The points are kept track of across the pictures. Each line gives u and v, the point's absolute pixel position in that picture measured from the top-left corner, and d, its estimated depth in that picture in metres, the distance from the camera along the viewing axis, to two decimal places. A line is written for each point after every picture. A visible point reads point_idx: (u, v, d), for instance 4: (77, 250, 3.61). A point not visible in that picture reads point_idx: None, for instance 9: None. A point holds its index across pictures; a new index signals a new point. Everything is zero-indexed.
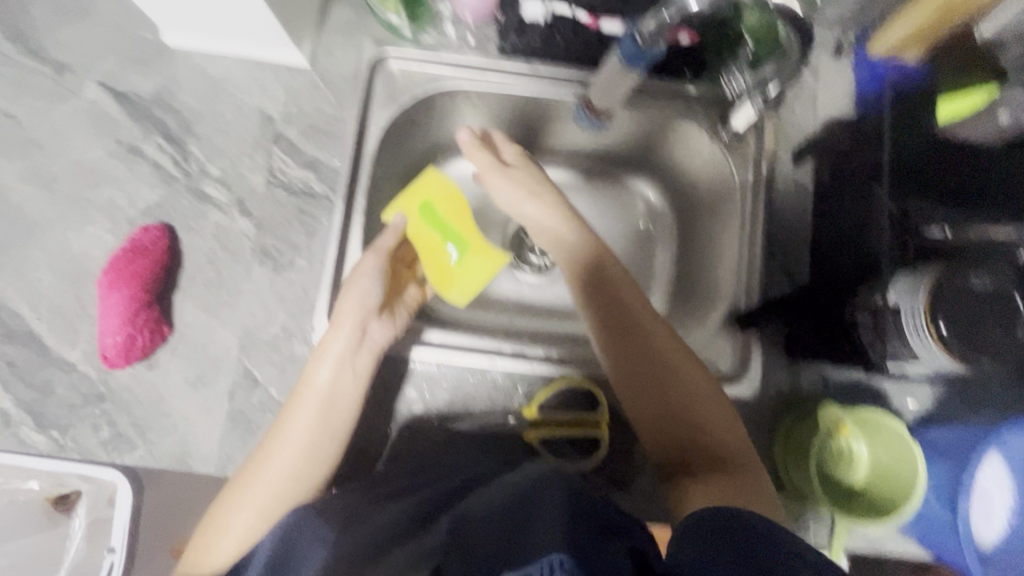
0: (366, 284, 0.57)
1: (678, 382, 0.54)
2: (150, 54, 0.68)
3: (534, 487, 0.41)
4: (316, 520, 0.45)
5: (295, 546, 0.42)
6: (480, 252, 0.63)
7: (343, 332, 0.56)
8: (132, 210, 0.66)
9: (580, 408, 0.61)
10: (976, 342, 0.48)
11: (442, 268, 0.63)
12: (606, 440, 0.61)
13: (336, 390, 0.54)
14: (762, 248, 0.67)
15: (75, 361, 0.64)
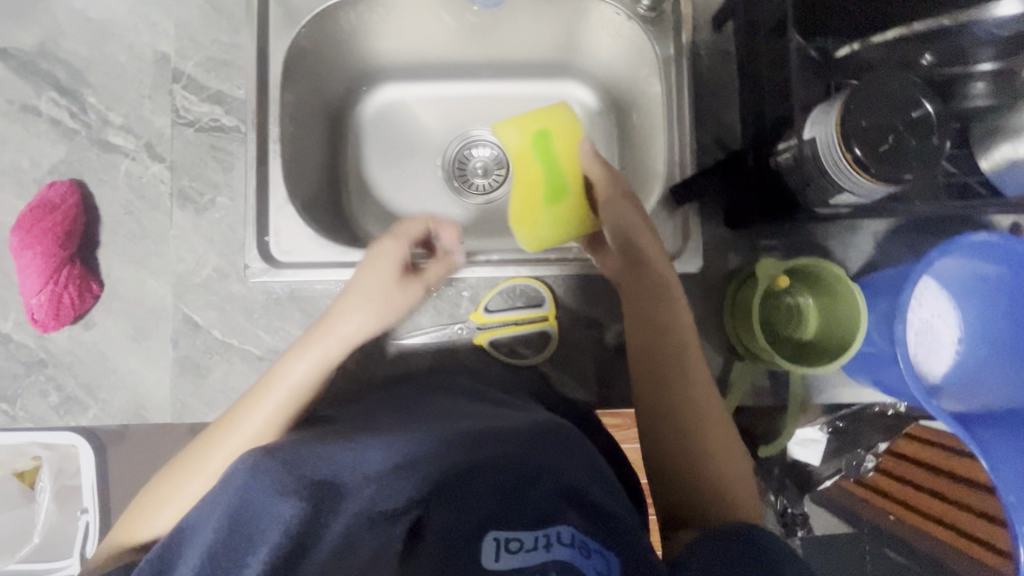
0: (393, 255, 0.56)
1: (701, 397, 0.55)
2: (24, 5, 0.64)
3: (544, 468, 0.46)
4: (275, 459, 0.33)
5: (252, 501, 0.30)
6: (573, 208, 0.64)
7: (363, 297, 0.53)
8: (37, 171, 0.63)
9: (522, 306, 0.66)
10: (892, 162, 0.46)
11: (533, 203, 0.64)
12: (553, 331, 0.65)
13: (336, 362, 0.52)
14: (689, 119, 0.66)
15: (9, 331, 0.62)
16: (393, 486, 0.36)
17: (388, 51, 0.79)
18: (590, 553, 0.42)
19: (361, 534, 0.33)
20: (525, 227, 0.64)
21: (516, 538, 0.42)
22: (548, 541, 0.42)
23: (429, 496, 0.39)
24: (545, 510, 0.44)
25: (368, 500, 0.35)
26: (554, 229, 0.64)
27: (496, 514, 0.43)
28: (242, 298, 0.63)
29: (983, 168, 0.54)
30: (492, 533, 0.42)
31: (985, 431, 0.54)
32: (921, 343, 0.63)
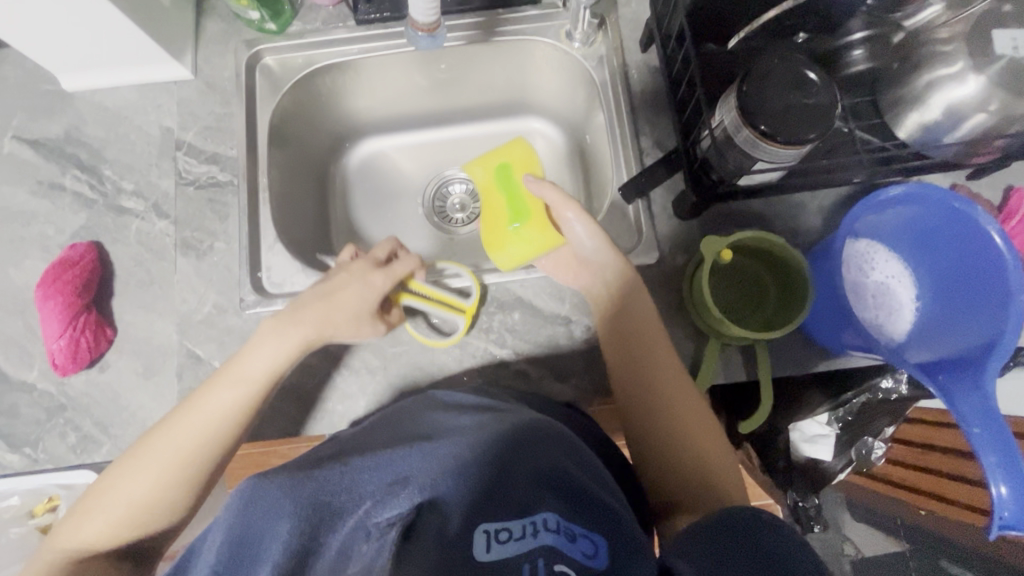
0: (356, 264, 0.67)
1: (673, 384, 0.62)
2: (53, 102, 0.76)
3: (548, 469, 0.46)
4: (273, 488, 0.40)
5: (252, 522, 0.38)
6: (537, 224, 0.71)
7: (318, 301, 0.63)
8: (61, 237, 0.72)
9: (452, 290, 0.71)
10: (799, 132, 0.51)
11: (497, 230, 0.73)
12: (466, 320, 0.69)
13: (294, 351, 0.61)
14: (629, 129, 0.74)
15: (33, 381, 0.69)
16: (389, 503, 0.41)
17: (365, 109, 0.89)
18: (576, 537, 0.40)
19: (357, 545, 0.38)
20: (500, 251, 0.72)
21: (504, 527, 0.40)
22: (535, 528, 0.40)
23: (429, 504, 0.41)
24: (527, 498, 0.43)
25: (364, 515, 0.40)
26: (519, 246, 0.71)
27: (482, 509, 0.42)
28: (241, 329, 0.69)
29: (902, 136, 0.63)
30: (481, 526, 0.41)
31: (943, 373, 0.56)
32: (879, 308, 0.65)
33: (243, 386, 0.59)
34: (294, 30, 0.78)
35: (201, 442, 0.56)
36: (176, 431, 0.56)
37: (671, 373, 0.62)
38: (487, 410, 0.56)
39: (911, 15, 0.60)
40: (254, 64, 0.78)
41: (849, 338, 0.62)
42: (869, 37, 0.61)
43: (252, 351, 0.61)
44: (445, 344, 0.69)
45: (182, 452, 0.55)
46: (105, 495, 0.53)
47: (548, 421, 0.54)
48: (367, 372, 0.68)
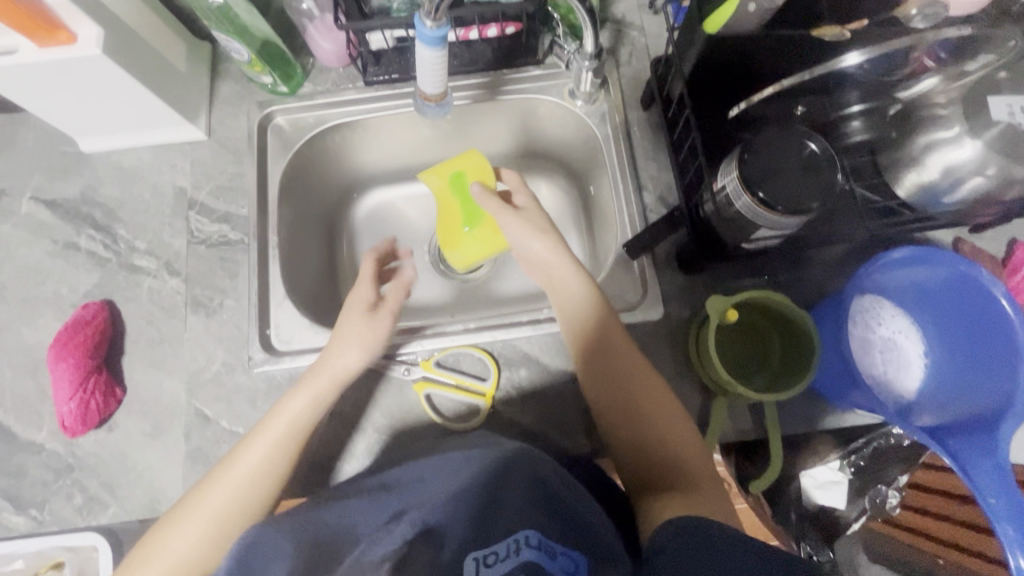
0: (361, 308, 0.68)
1: (641, 384, 0.63)
2: (71, 164, 0.78)
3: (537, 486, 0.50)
4: (273, 526, 0.42)
5: (255, 553, 0.39)
6: (489, 228, 0.76)
7: (331, 373, 0.64)
8: (74, 295, 0.73)
9: (469, 373, 0.70)
10: (797, 201, 0.52)
11: (453, 231, 0.78)
12: (487, 406, 0.68)
13: (311, 416, 0.62)
14: (631, 184, 0.75)
15: (42, 441, 0.69)
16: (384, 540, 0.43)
17: (370, 161, 0.90)
18: (557, 555, 0.46)
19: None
20: (466, 255, 0.78)
21: (491, 551, 0.44)
22: (518, 545, 0.45)
23: (423, 535, 0.44)
24: (512, 519, 0.46)
25: (360, 553, 0.42)
26: (476, 247, 0.77)
27: (472, 537, 0.45)
28: (248, 388, 0.70)
29: (902, 194, 0.63)
30: (471, 554, 0.44)
31: (953, 437, 0.55)
32: (890, 362, 0.65)
33: (265, 456, 0.60)
34: (304, 92, 0.80)
35: (239, 497, 0.58)
36: (213, 482, 0.58)
37: (640, 373, 0.63)
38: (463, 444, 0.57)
39: (906, 88, 0.62)
40: (266, 124, 0.80)
41: (857, 399, 0.61)
42: (867, 109, 0.64)
43: (277, 420, 0.61)
44: (451, 400, 0.69)
45: (219, 505, 0.57)
46: (156, 538, 0.56)
47: (532, 451, 0.52)
48: (372, 431, 0.68)
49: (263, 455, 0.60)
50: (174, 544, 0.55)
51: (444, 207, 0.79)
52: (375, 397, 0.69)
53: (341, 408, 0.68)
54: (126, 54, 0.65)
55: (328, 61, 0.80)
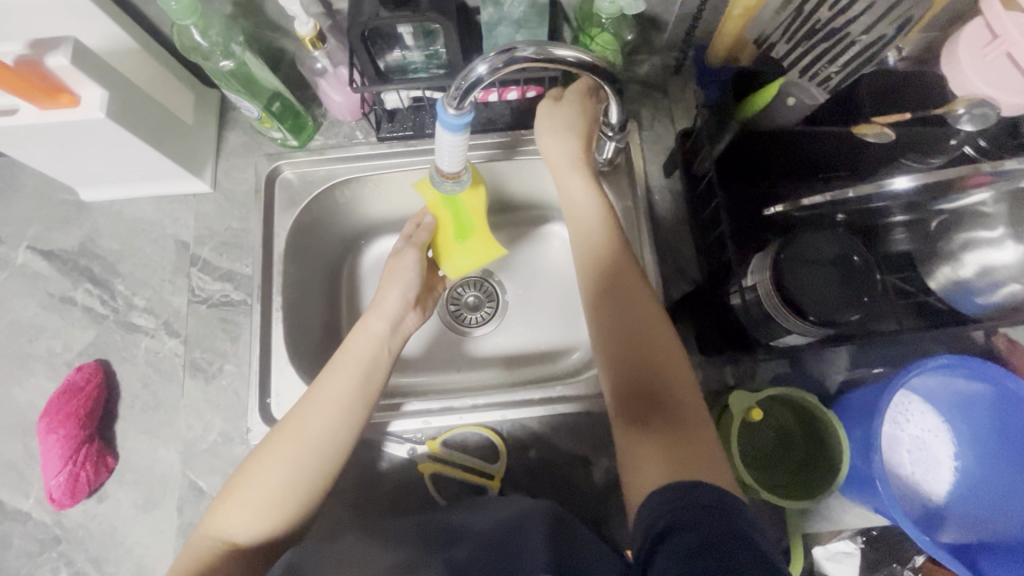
0: (393, 295, 0.66)
1: (654, 342, 0.57)
2: (71, 212, 0.76)
3: (553, 519, 0.53)
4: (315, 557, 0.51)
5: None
6: (482, 238, 0.71)
7: (363, 359, 0.61)
8: (68, 354, 0.71)
9: (476, 454, 0.68)
10: (832, 309, 0.50)
11: (442, 238, 0.72)
12: (494, 489, 0.66)
13: (354, 401, 0.58)
14: (652, 256, 0.71)
15: (28, 509, 0.66)
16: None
17: (379, 211, 0.86)
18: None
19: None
20: (463, 266, 0.72)
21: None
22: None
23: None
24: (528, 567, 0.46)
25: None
26: (467, 260, 0.72)
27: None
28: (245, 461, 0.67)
29: (933, 286, 0.60)
30: None
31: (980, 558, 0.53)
32: (916, 463, 0.61)
33: (299, 446, 0.55)
34: (315, 145, 0.78)
35: (293, 476, 0.54)
36: (259, 465, 0.55)
37: (657, 328, 0.58)
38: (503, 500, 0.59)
39: (948, 201, 0.58)
40: (273, 178, 0.77)
41: (875, 502, 0.57)
42: (910, 221, 0.61)
43: (317, 402, 0.57)
44: (457, 481, 0.67)
45: (271, 487, 0.54)
46: (219, 513, 0.54)
47: (548, 506, 0.55)
48: (377, 510, 0.66)
49: (306, 436, 0.56)
50: (242, 520, 0.53)
51: (435, 219, 0.71)
52: (381, 474, 0.67)
53: (345, 487, 0.67)
54: (133, 115, 0.63)
55: (341, 114, 0.78)
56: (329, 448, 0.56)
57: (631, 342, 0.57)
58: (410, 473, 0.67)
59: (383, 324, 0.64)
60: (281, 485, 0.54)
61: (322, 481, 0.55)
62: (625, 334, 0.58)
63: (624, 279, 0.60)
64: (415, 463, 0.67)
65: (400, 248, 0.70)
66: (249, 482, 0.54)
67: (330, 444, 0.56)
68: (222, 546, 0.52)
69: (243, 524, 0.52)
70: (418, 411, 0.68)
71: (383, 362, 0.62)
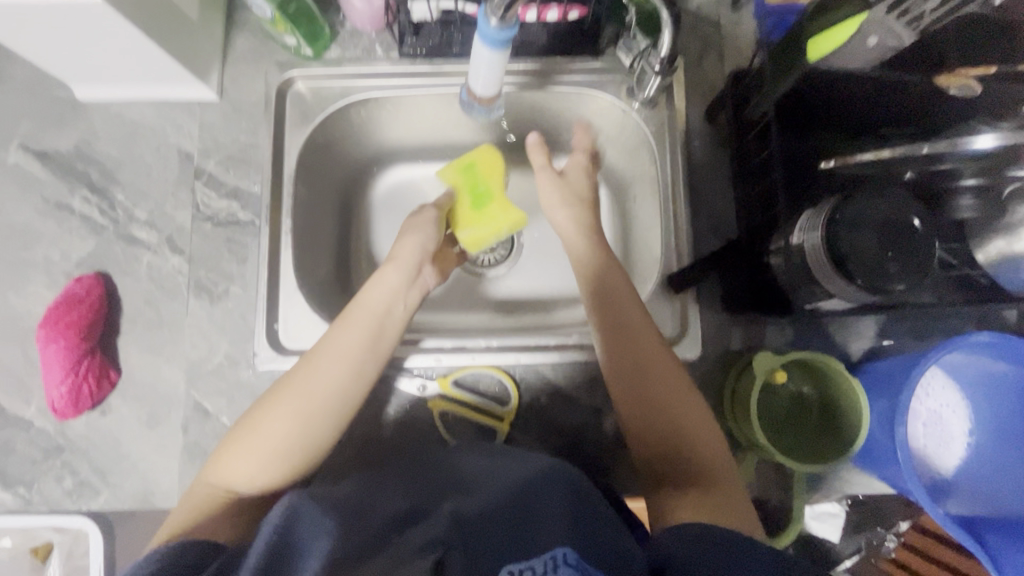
0: (417, 243, 0.63)
1: (657, 348, 0.58)
2: (65, 111, 0.70)
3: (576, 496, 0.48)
4: (316, 507, 0.42)
5: (288, 533, 0.39)
6: (503, 208, 0.68)
7: (375, 312, 0.59)
8: (66, 264, 0.67)
9: (487, 396, 0.66)
10: (882, 274, 0.47)
11: (460, 211, 0.69)
12: (503, 432, 0.65)
13: (365, 358, 0.56)
14: (684, 206, 0.68)
15: (30, 417, 0.65)
16: (423, 529, 0.43)
17: (396, 137, 0.80)
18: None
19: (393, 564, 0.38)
20: (482, 229, 0.67)
21: (528, 567, 0.40)
22: (556, 562, 0.40)
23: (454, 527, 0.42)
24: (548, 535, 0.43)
25: (399, 542, 0.41)
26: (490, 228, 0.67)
27: (508, 549, 0.42)
28: (250, 385, 0.65)
29: (980, 259, 0.57)
30: (507, 567, 0.40)
31: (990, 533, 0.53)
32: (931, 439, 0.61)
33: (306, 399, 0.53)
34: (331, 56, 0.72)
35: (299, 430, 0.53)
36: (265, 415, 0.53)
37: (663, 356, 0.58)
38: (505, 458, 0.56)
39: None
40: (285, 90, 0.71)
41: (888, 473, 0.58)
42: (980, 184, 0.55)
43: (324, 358, 0.55)
44: (465, 422, 0.66)
45: (275, 436, 0.52)
46: (222, 461, 0.53)
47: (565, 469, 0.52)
48: (382, 445, 0.65)
49: (307, 393, 0.54)
50: (245, 466, 0.52)
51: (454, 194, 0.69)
52: (387, 409, 0.66)
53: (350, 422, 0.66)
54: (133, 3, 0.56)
55: (361, 23, 0.72)
56: (335, 400, 0.54)
57: (641, 369, 0.57)
58: (419, 410, 0.66)
59: (403, 278, 0.61)
60: (287, 439, 0.52)
61: (333, 430, 0.54)
62: (635, 367, 0.58)
63: (632, 312, 0.60)
64: (424, 401, 0.66)
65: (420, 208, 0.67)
66: (254, 431, 0.53)
67: (334, 402, 0.54)
68: (225, 494, 0.52)
69: (248, 474, 0.52)
70: (435, 351, 0.66)
71: (397, 314, 0.60)
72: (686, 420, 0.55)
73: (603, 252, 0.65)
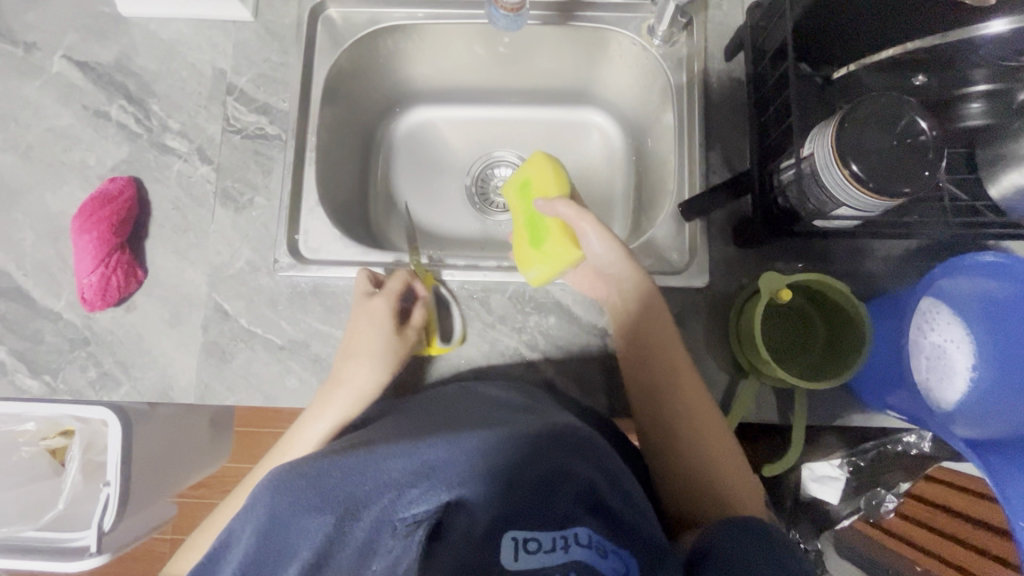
0: (367, 379, 0.62)
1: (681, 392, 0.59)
2: (108, 26, 0.74)
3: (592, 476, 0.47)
4: (297, 479, 0.39)
5: (274, 513, 0.38)
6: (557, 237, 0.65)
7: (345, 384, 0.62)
8: (101, 167, 0.70)
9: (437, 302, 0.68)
10: (893, 179, 0.48)
11: (519, 247, 0.69)
12: (508, 344, 0.67)
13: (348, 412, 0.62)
14: (699, 141, 0.70)
15: (59, 310, 0.68)
16: (418, 497, 0.41)
17: (421, 72, 0.83)
18: (608, 554, 0.43)
19: (384, 540, 0.40)
20: (541, 257, 0.65)
21: (533, 538, 0.43)
22: (567, 542, 0.42)
23: (455, 504, 0.43)
24: (564, 511, 0.45)
25: (389, 511, 0.40)
26: (548, 266, 0.65)
27: (510, 513, 0.44)
28: (269, 290, 0.68)
29: (993, 194, 0.56)
30: (510, 532, 0.43)
31: (995, 455, 0.53)
32: (931, 370, 0.61)
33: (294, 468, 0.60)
34: None
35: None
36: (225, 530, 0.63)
37: (690, 399, 0.59)
38: (524, 410, 0.55)
39: None
40: (317, 14, 0.74)
41: (896, 399, 0.59)
42: (991, 91, 0.54)
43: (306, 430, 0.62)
44: (474, 337, 0.67)
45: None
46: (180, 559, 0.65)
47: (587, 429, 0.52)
48: None
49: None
50: None
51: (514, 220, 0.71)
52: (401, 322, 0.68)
53: None
54: None
55: None
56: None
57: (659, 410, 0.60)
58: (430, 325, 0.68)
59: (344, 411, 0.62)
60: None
61: None
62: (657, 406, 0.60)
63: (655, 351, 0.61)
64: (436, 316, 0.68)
65: (371, 332, 0.63)
66: None
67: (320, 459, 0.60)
68: None
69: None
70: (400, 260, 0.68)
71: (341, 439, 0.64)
72: (720, 454, 0.57)
73: (629, 282, 0.62)
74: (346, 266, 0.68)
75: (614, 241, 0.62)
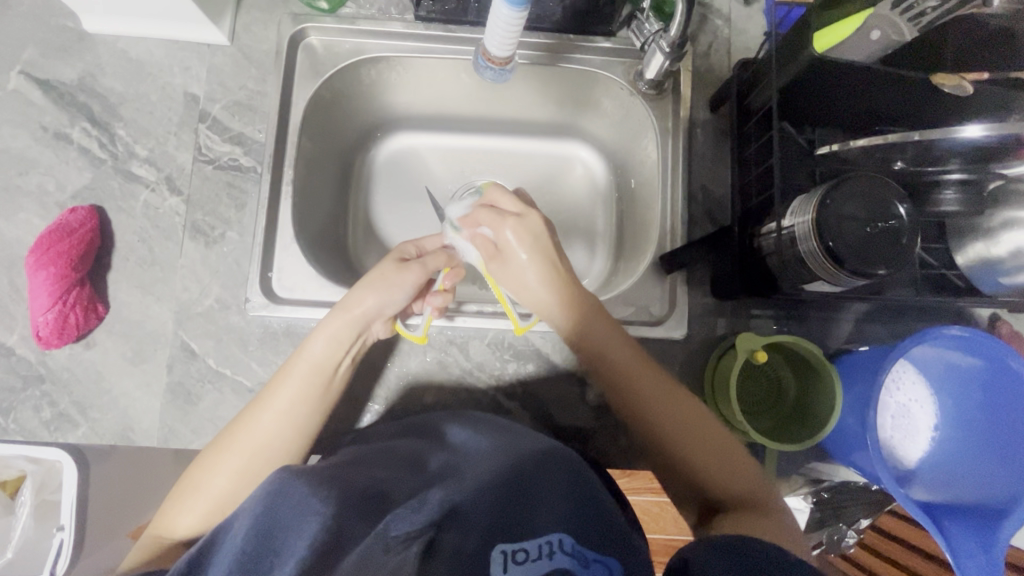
0: (370, 302, 0.60)
1: (634, 364, 0.58)
2: (71, 41, 0.70)
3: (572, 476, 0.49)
4: (304, 483, 0.37)
5: (279, 514, 0.34)
6: None
7: (322, 368, 0.58)
8: (61, 194, 0.67)
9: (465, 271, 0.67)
10: (870, 260, 0.49)
11: None
12: (486, 391, 0.66)
13: (337, 359, 0.59)
14: (681, 191, 0.70)
15: (12, 345, 0.64)
16: (408, 517, 0.43)
17: (404, 99, 0.81)
18: (589, 563, 0.41)
19: (378, 553, 0.38)
20: None
21: (521, 548, 0.42)
22: (552, 549, 0.42)
23: (447, 517, 0.45)
24: (550, 518, 0.45)
25: (383, 527, 0.41)
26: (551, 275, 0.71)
27: (497, 529, 0.44)
28: (239, 330, 0.65)
29: (959, 262, 0.58)
30: (498, 546, 0.43)
31: (949, 518, 0.54)
32: (897, 427, 0.62)
33: (248, 452, 0.54)
34: (346, 12, 0.72)
35: (247, 469, 0.53)
36: (207, 473, 0.53)
37: (660, 387, 0.56)
38: (507, 430, 0.56)
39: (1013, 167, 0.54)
40: (298, 41, 0.72)
41: (858, 459, 0.60)
42: (963, 180, 0.56)
43: (270, 404, 0.56)
44: (451, 382, 0.67)
45: (219, 493, 0.52)
46: (168, 511, 0.52)
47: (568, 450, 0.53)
48: (368, 400, 0.65)
49: (256, 444, 0.54)
50: (185, 520, 0.51)
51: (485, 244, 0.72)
52: (376, 364, 0.66)
53: None
54: None
55: None
56: (297, 439, 0.55)
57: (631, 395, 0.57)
58: (407, 370, 0.66)
59: (349, 332, 0.59)
60: (228, 493, 0.52)
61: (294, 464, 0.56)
62: (628, 398, 0.57)
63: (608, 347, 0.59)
64: (413, 361, 0.67)
65: (382, 262, 0.63)
66: (196, 482, 0.53)
67: (276, 445, 0.54)
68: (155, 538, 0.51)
69: (190, 526, 0.51)
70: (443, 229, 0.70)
71: (342, 369, 0.59)
72: (699, 435, 0.54)
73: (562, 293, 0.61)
74: (320, 306, 0.66)
75: (541, 272, 0.61)
